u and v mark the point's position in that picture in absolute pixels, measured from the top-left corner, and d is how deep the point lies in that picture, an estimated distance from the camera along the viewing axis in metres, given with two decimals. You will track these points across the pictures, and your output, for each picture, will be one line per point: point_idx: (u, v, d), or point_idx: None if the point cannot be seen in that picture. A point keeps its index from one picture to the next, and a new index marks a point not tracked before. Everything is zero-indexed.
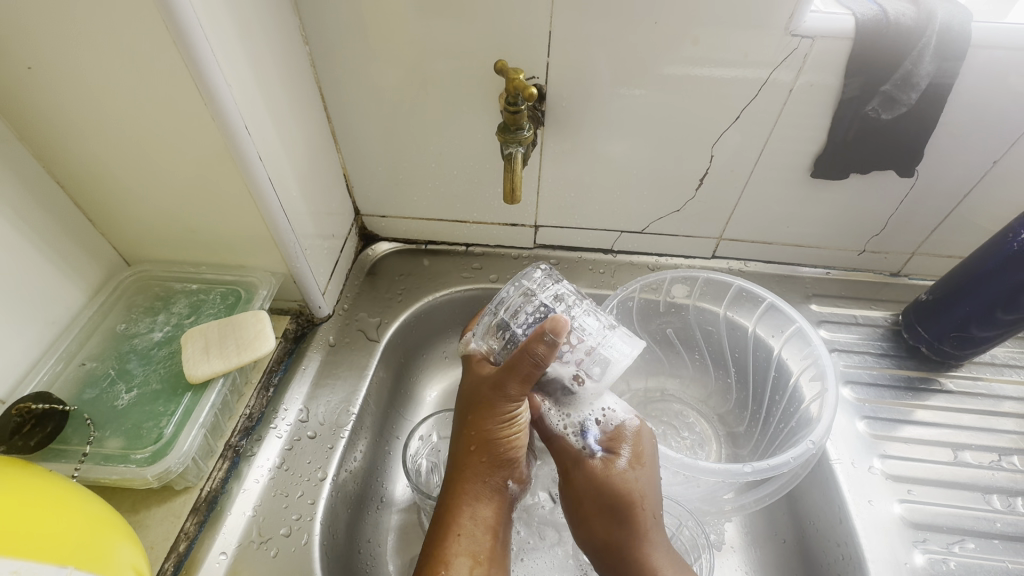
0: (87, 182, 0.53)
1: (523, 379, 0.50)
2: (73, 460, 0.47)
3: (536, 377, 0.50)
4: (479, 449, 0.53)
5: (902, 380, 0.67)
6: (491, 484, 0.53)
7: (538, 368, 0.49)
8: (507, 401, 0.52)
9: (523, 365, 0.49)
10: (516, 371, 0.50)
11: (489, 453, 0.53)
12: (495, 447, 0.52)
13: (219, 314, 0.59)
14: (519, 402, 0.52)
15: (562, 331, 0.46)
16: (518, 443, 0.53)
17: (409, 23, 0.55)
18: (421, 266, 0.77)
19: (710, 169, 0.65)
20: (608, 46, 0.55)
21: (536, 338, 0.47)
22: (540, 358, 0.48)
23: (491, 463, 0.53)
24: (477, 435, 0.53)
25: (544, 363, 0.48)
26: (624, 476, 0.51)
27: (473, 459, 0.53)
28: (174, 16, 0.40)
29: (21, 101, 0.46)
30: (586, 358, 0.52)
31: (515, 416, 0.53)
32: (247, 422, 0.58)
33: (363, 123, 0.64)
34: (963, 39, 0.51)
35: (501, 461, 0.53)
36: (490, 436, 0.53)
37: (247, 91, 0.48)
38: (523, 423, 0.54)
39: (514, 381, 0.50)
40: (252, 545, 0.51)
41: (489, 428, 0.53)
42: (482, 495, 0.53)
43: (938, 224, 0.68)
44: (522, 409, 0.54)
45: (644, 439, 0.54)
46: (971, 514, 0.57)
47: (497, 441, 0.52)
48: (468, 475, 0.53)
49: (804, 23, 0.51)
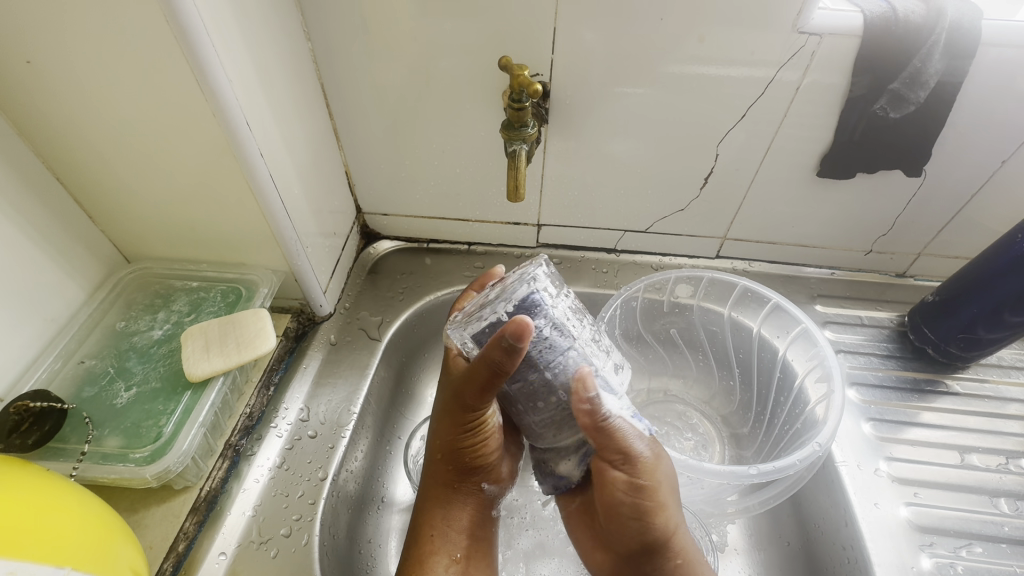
0: (86, 179, 0.52)
1: (480, 390, 0.46)
2: (72, 458, 0.47)
3: (497, 387, 0.45)
4: (445, 457, 0.52)
5: (908, 382, 0.66)
6: (463, 489, 0.53)
7: (498, 374, 0.44)
8: (468, 411, 0.49)
9: (480, 376, 0.44)
10: (473, 382, 0.46)
11: (456, 461, 0.52)
12: (459, 455, 0.51)
13: (220, 312, 0.59)
14: (481, 410, 0.49)
15: (525, 335, 0.41)
16: (486, 449, 0.52)
17: (412, 20, 0.54)
18: (422, 265, 0.77)
19: (715, 169, 0.64)
20: (613, 44, 0.54)
21: (493, 344, 0.42)
22: (500, 365, 0.43)
23: (457, 470, 0.52)
24: (441, 444, 0.52)
25: (507, 368, 0.43)
26: (638, 513, 0.47)
27: (439, 468, 0.53)
28: (175, 11, 0.39)
29: (20, 97, 0.46)
30: (584, 394, 0.44)
31: (480, 423, 0.50)
32: (248, 421, 0.58)
33: (365, 121, 0.64)
34: (972, 37, 0.50)
35: (470, 467, 0.52)
36: (455, 445, 0.51)
37: (249, 87, 0.48)
38: (491, 428, 0.51)
39: (470, 391, 0.47)
40: (252, 545, 0.50)
41: (451, 437, 0.51)
42: (453, 499, 0.52)
43: (944, 225, 0.67)
44: (489, 414, 0.51)
45: (664, 476, 0.48)
46: (978, 518, 0.56)
47: (465, 449, 0.51)
48: (437, 482, 0.53)
49: (812, 20, 0.51)
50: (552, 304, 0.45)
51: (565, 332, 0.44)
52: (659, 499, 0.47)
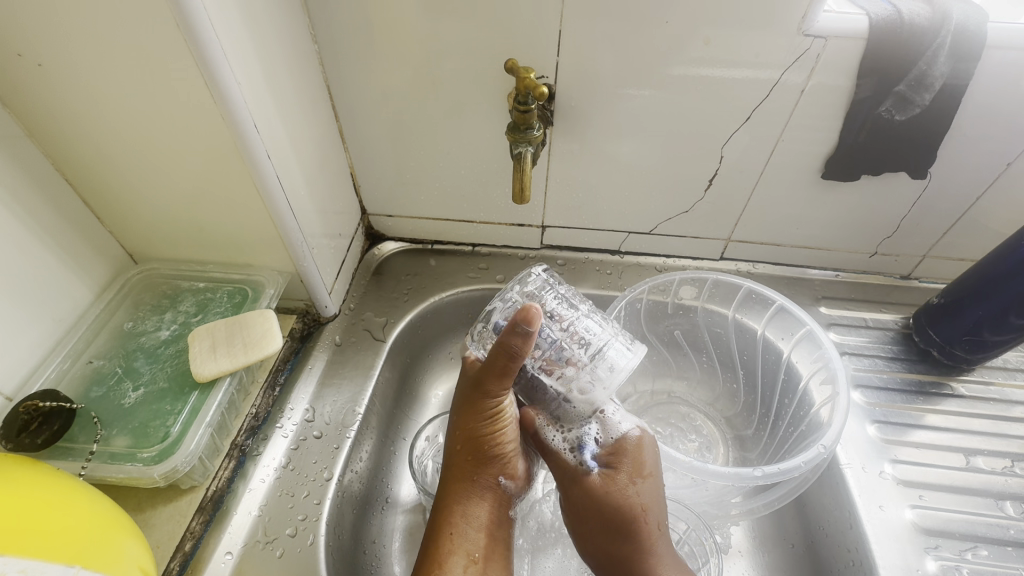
0: (94, 180, 0.53)
1: (498, 375, 0.48)
2: (79, 458, 0.47)
3: (514, 371, 0.48)
4: (464, 446, 0.53)
5: (912, 384, 0.66)
6: (481, 483, 0.53)
7: (514, 359, 0.46)
8: (488, 398, 0.51)
9: (497, 361, 0.47)
10: (492, 367, 0.48)
11: (475, 451, 0.52)
12: (480, 445, 0.52)
13: (226, 313, 0.59)
14: (500, 397, 0.51)
15: (534, 320, 0.44)
16: (505, 440, 0.52)
17: (418, 22, 0.54)
18: (427, 266, 0.77)
19: (720, 171, 0.64)
20: (618, 47, 0.54)
21: (509, 330, 0.45)
22: (516, 350, 0.45)
23: (477, 461, 0.53)
24: (462, 433, 0.53)
25: (521, 353, 0.46)
26: (617, 524, 0.49)
27: (458, 458, 0.53)
28: (184, 14, 0.39)
29: (31, 99, 0.46)
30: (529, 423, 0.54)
31: (500, 412, 0.52)
32: (254, 421, 0.58)
33: (371, 123, 0.64)
34: (978, 39, 0.50)
35: (489, 457, 0.52)
36: (475, 434, 0.52)
37: (257, 89, 0.48)
38: (509, 419, 0.52)
39: (490, 377, 0.49)
40: (257, 544, 0.51)
41: (472, 426, 0.52)
42: (472, 494, 0.52)
43: (950, 227, 0.67)
44: (507, 402, 0.52)
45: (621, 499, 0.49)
46: (983, 521, 0.56)
47: (484, 438, 0.52)
48: (455, 475, 0.53)
49: (817, 23, 0.51)
50: (547, 304, 0.50)
51: (557, 317, 0.50)
52: (638, 517, 0.49)
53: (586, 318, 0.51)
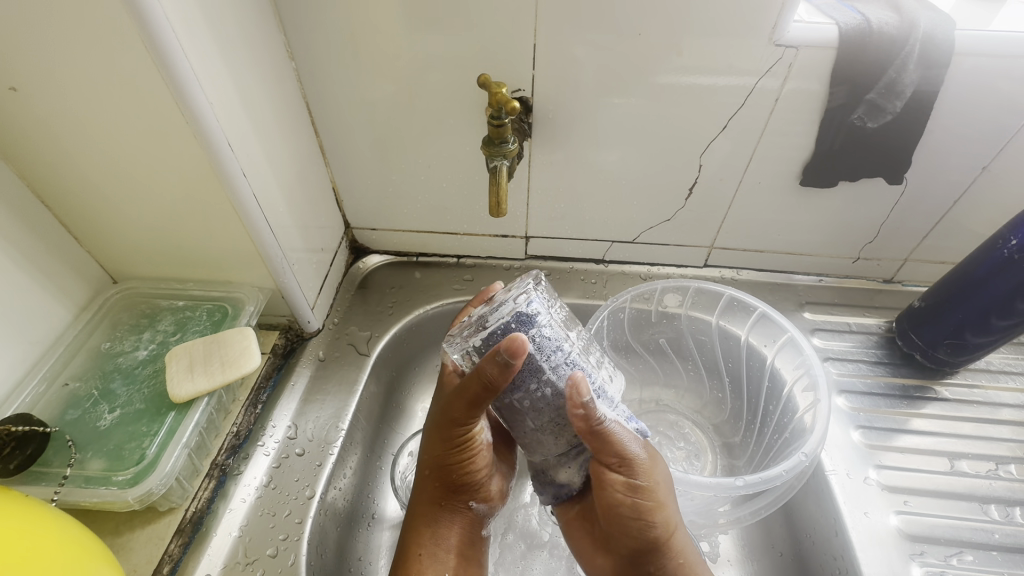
0: (70, 200, 0.53)
1: (468, 405, 0.46)
2: (53, 482, 0.46)
3: (487, 401, 0.45)
4: (432, 472, 0.51)
5: (897, 388, 0.66)
6: (451, 505, 0.52)
7: (489, 390, 0.43)
8: (458, 425, 0.48)
9: (470, 390, 0.44)
10: (465, 395, 0.45)
11: (444, 477, 0.51)
12: (447, 470, 0.51)
13: (206, 331, 0.58)
14: (470, 424, 0.48)
15: (520, 351, 0.40)
16: (473, 465, 0.51)
17: (394, 37, 0.55)
18: (411, 279, 0.77)
19: (700, 178, 0.64)
20: (593, 59, 0.55)
21: (487, 359, 0.41)
22: (492, 380, 0.42)
23: (445, 486, 0.52)
24: (430, 460, 0.51)
25: (497, 385, 0.42)
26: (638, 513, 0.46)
27: (428, 484, 0.52)
28: (155, 37, 0.40)
29: (2, 121, 0.46)
30: (581, 392, 0.42)
31: (469, 438, 0.50)
32: (234, 440, 0.57)
33: (352, 138, 0.64)
34: (946, 46, 0.51)
35: (458, 482, 0.51)
36: (442, 461, 0.50)
37: (231, 108, 0.48)
38: (480, 442, 0.51)
39: (461, 406, 0.46)
40: (237, 566, 0.50)
41: (439, 453, 0.50)
42: (441, 517, 0.52)
43: (930, 230, 0.67)
44: (478, 428, 0.50)
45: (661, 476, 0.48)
46: (969, 525, 0.56)
47: (452, 464, 0.50)
48: (426, 500, 0.52)
49: (788, 33, 0.52)
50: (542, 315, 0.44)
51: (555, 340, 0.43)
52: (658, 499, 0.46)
53: (581, 340, 0.48)
